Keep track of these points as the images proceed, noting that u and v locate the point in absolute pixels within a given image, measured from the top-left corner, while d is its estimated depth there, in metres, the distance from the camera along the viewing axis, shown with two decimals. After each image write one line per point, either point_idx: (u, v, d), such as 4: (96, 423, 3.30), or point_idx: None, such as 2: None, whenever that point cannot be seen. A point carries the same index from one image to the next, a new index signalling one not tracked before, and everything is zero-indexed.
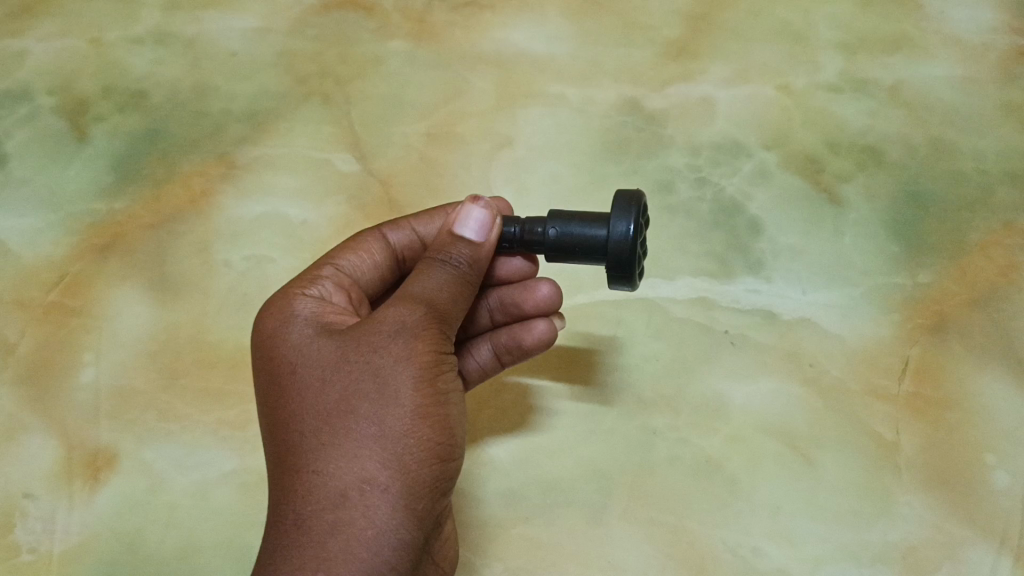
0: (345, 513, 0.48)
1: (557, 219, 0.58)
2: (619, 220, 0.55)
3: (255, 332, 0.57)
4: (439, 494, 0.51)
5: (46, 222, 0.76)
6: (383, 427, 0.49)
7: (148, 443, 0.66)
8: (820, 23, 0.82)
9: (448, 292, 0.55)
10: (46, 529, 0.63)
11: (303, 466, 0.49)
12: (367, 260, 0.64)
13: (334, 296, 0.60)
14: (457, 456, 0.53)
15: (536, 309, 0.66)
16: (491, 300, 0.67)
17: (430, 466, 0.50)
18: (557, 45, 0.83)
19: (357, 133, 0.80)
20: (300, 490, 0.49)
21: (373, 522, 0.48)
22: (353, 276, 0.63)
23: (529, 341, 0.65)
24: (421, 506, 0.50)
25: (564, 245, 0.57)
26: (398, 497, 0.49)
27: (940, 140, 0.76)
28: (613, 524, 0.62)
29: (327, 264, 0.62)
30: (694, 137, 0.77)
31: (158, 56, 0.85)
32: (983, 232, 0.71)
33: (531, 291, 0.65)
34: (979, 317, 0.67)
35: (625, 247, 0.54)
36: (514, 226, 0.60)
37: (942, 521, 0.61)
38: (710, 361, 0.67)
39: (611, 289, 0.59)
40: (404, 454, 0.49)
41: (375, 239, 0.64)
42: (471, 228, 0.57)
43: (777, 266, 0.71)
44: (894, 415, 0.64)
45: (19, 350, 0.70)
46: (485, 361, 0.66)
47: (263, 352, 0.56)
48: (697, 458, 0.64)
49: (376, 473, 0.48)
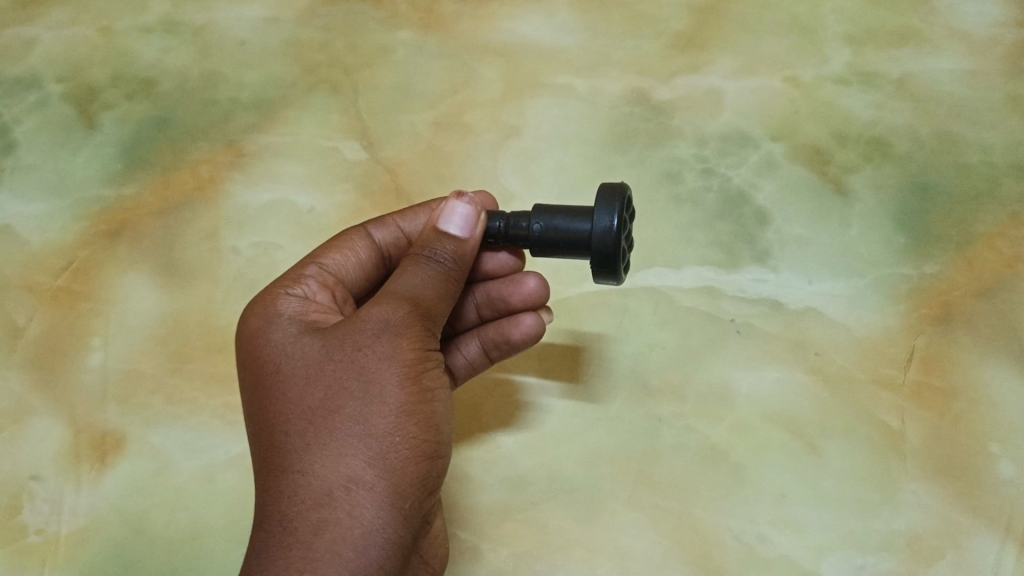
0: (331, 512, 0.48)
1: (543, 214, 0.59)
2: (603, 214, 0.55)
3: (239, 332, 0.58)
4: (426, 492, 0.52)
5: (55, 207, 0.77)
6: (368, 426, 0.50)
7: (155, 427, 0.67)
8: (828, 17, 0.83)
9: (432, 289, 0.56)
10: (53, 511, 0.64)
11: (288, 466, 0.50)
12: (352, 258, 0.64)
13: (318, 295, 0.60)
14: (444, 454, 0.54)
15: (523, 303, 0.66)
16: (478, 295, 0.67)
17: (416, 464, 0.51)
18: (565, 37, 0.83)
19: (365, 122, 0.80)
20: (286, 490, 0.49)
21: (359, 521, 0.48)
22: (338, 275, 0.63)
23: (517, 335, 0.65)
24: (408, 505, 0.50)
25: (549, 240, 0.58)
26: (385, 495, 0.49)
27: (947, 133, 0.76)
28: (619, 510, 0.63)
29: (311, 263, 0.62)
30: (701, 128, 0.77)
31: (167, 45, 0.86)
32: (990, 223, 0.71)
33: (518, 285, 0.66)
34: (985, 308, 0.68)
35: (609, 241, 0.55)
36: (499, 221, 0.61)
37: (946, 509, 0.61)
38: (717, 349, 0.68)
39: (598, 284, 0.59)
40: (390, 452, 0.50)
41: (360, 236, 0.64)
42: (455, 223, 0.58)
43: (783, 256, 0.71)
44: (899, 405, 0.65)
45: (29, 333, 0.71)
46: (473, 356, 0.66)
47: (246, 353, 0.56)
48: (702, 445, 0.64)
49: (362, 473, 0.49)
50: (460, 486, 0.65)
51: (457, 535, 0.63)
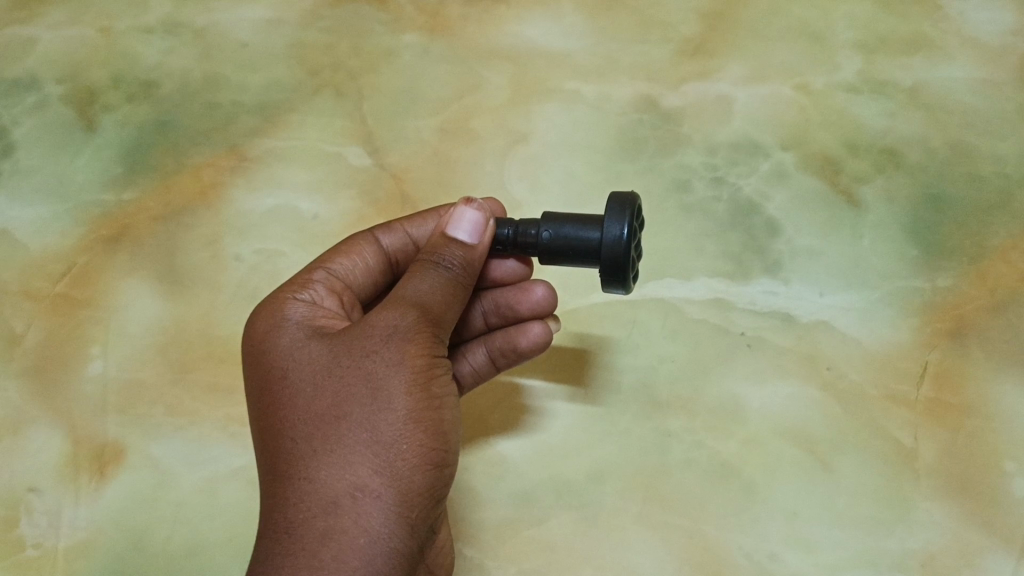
0: (337, 521, 0.47)
1: (551, 222, 0.58)
2: (613, 223, 0.55)
3: (246, 337, 0.56)
4: (433, 501, 0.51)
5: (54, 212, 0.75)
6: (376, 433, 0.49)
7: (156, 439, 0.65)
8: (838, 23, 0.82)
9: (441, 295, 0.55)
10: (51, 524, 0.62)
11: (294, 473, 0.48)
12: (360, 264, 0.63)
13: (326, 301, 0.59)
14: (451, 462, 0.52)
15: (531, 312, 0.65)
16: (485, 303, 0.66)
17: (424, 472, 0.50)
18: (572, 41, 0.82)
19: (370, 127, 0.79)
20: (292, 497, 0.48)
21: (366, 529, 0.47)
22: (345, 280, 0.62)
23: (524, 344, 0.64)
24: (415, 513, 0.49)
25: (558, 247, 0.57)
26: (392, 503, 0.48)
27: (959, 143, 0.75)
28: (629, 527, 0.62)
29: (318, 268, 0.61)
30: (711, 135, 0.76)
31: (168, 46, 0.84)
32: (1003, 236, 0.70)
33: (525, 293, 0.65)
34: (999, 322, 0.67)
35: (619, 250, 0.54)
36: (507, 228, 0.60)
37: (961, 528, 0.60)
38: (727, 363, 0.67)
39: (607, 293, 0.58)
40: (398, 460, 0.49)
41: (368, 241, 0.63)
42: (464, 230, 0.57)
43: (795, 268, 0.70)
44: (912, 421, 0.64)
45: (27, 341, 0.69)
46: (480, 364, 0.65)
47: (252, 358, 0.55)
48: (713, 461, 0.63)
49: (369, 480, 0.48)
50: (465, 498, 0.64)
51: (464, 552, 0.62)
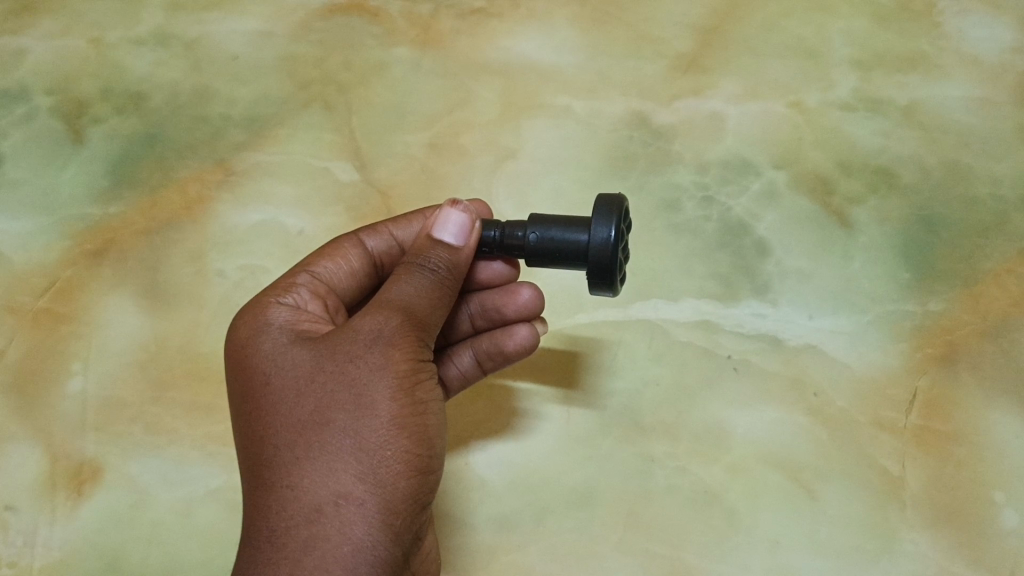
0: (320, 529, 0.46)
1: (539, 224, 0.57)
2: (600, 225, 0.54)
3: (229, 342, 0.56)
4: (418, 508, 0.50)
5: (40, 225, 0.75)
6: (360, 440, 0.48)
7: (135, 457, 0.65)
8: (834, 40, 0.81)
9: (427, 298, 0.54)
10: (27, 543, 0.62)
11: (277, 481, 0.48)
12: (344, 267, 0.62)
13: (310, 305, 0.58)
14: (436, 469, 0.52)
15: (518, 314, 0.65)
16: (472, 305, 0.66)
17: (408, 479, 0.49)
18: (564, 56, 0.81)
19: (358, 141, 0.78)
20: (275, 506, 0.47)
21: (349, 538, 0.46)
22: (329, 284, 0.61)
23: (510, 347, 0.63)
24: (399, 521, 0.48)
25: (545, 250, 0.56)
26: (376, 511, 0.47)
27: (955, 163, 0.74)
28: (609, 554, 0.61)
29: (302, 271, 0.60)
30: (702, 154, 0.75)
31: (159, 58, 0.84)
32: (997, 260, 0.69)
33: (512, 295, 0.64)
34: (990, 348, 0.65)
35: (606, 253, 0.53)
36: (494, 230, 0.59)
37: (948, 562, 0.59)
38: (712, 387, 0.66)
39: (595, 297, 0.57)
40: (382, 467, 0.48)
41: (352, 244, 0.63)
42: (449, 232, 0.56)
43: (783, 289, 0.69)
44: (900, 449, 0.63)
45: (9, 356, 0.69)
46: (466, 368, 0.65)
47: (236, 364, 0.54)
48: (695, 488, 0.62)
49: (352, 488, 0.47)
50: (444, 518, 0.63)
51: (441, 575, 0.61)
